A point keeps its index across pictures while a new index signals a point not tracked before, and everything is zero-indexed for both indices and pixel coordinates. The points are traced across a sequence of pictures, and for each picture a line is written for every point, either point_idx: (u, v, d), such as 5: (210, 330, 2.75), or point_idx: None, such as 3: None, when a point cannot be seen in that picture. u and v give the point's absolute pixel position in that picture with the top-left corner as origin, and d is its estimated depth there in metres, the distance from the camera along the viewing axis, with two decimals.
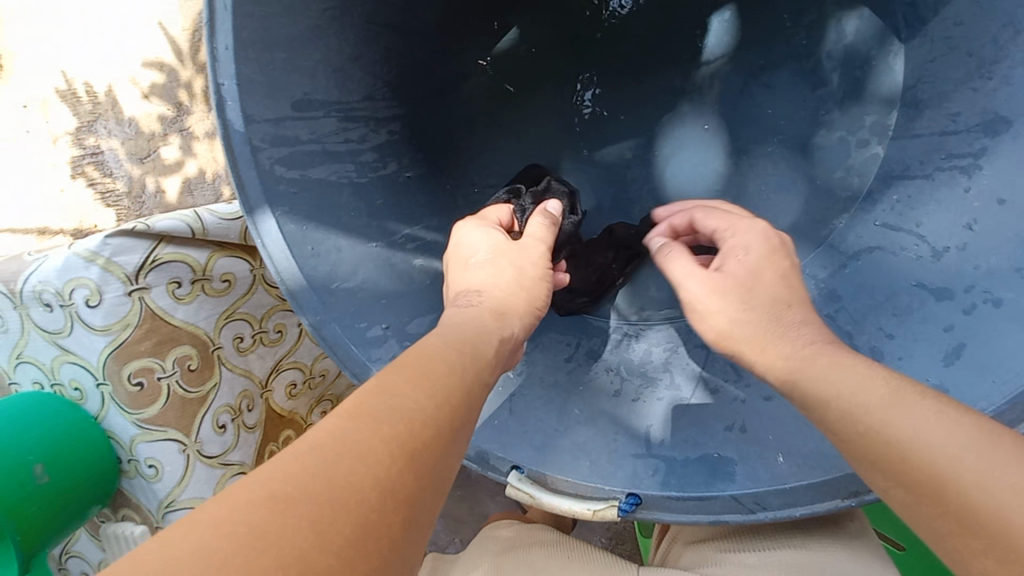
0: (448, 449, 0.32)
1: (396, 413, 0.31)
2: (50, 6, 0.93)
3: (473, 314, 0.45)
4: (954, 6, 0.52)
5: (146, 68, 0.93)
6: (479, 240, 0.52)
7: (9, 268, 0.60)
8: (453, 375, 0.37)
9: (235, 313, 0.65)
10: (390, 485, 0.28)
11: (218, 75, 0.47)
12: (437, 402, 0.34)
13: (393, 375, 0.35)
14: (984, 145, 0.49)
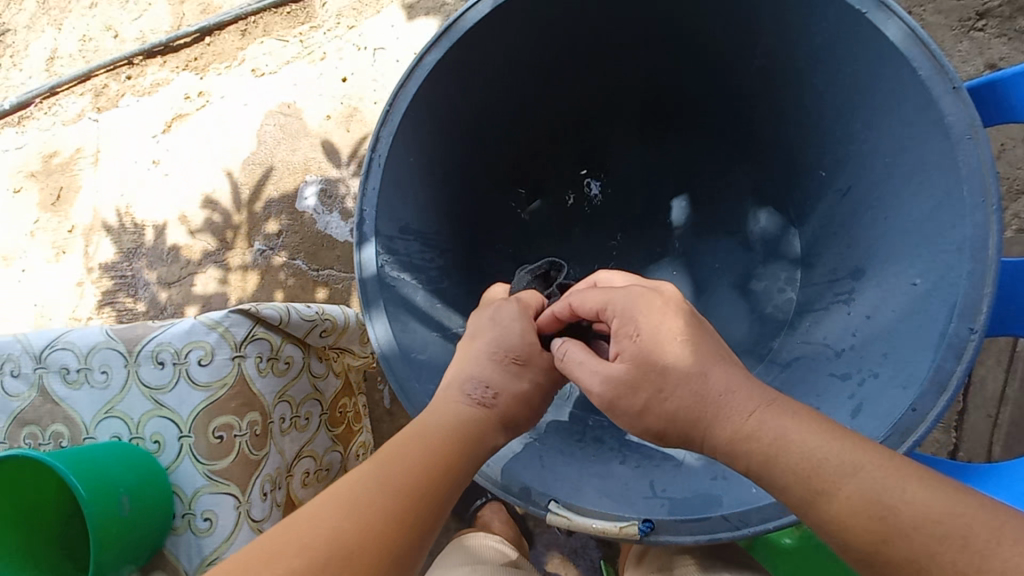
0: (416, 538, 0.48)
1: (379, 529, 0.46)
2: (135, 186, 1.74)
3: (471, 406, 0.58)
4: (821, 206, 0.81)
5: (202, 218, 1.69)
6: (513, 331, 0.63)
7: (134, 331, 0.73)
8: (430, 475, 0.51)
9: (287, 394, 0.78)
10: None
11: (363, 204, 0.71)
12: (411, 502, 0.49)
13: (389, 469, 0.50)
14: (853, 287, 0.74)
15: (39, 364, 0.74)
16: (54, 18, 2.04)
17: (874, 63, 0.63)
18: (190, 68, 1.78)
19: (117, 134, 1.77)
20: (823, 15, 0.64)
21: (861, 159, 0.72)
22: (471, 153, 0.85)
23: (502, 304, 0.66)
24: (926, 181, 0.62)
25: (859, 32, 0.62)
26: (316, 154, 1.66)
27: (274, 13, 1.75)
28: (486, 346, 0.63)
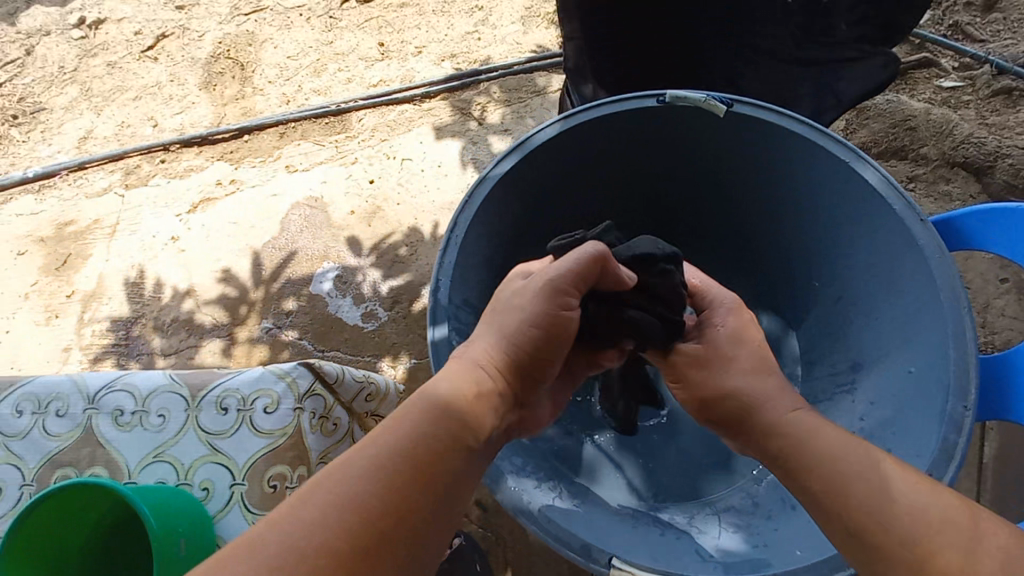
0: (389, 513, 0.52)
1: (303, 545, 0.48)
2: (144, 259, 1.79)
3: (442, 386, 0.64)
4: (815, 312, 0.96)
5: (211, 297, 1.73)
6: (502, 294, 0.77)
7: (199, 377, 0.75)
8: (399, 455, 0.56)
9: (328, 455, 0.75)
10: (339, 553, 0.48)
11: (439, 274, 0.80)
12: (382, 482, 0.53)
13: (361, 454, 0.55)
14: (852, 379, 0.86)
15: (90, 405, 0.74)
16: (97, 104, 2.22)
17: (853, 199, 0.81)
18: (225, 158, 1.94)
19: (140, 209, 1.86)
20: (809, 162, 0.84)
21: (846, 272, 0.88)
22: (520, 245, 0.98)
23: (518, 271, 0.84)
24: (905, 290, 0.77)
25: (839, 176, 0.81)
26: (337, 244, 1.78)
27: (314, 122, 1.98)
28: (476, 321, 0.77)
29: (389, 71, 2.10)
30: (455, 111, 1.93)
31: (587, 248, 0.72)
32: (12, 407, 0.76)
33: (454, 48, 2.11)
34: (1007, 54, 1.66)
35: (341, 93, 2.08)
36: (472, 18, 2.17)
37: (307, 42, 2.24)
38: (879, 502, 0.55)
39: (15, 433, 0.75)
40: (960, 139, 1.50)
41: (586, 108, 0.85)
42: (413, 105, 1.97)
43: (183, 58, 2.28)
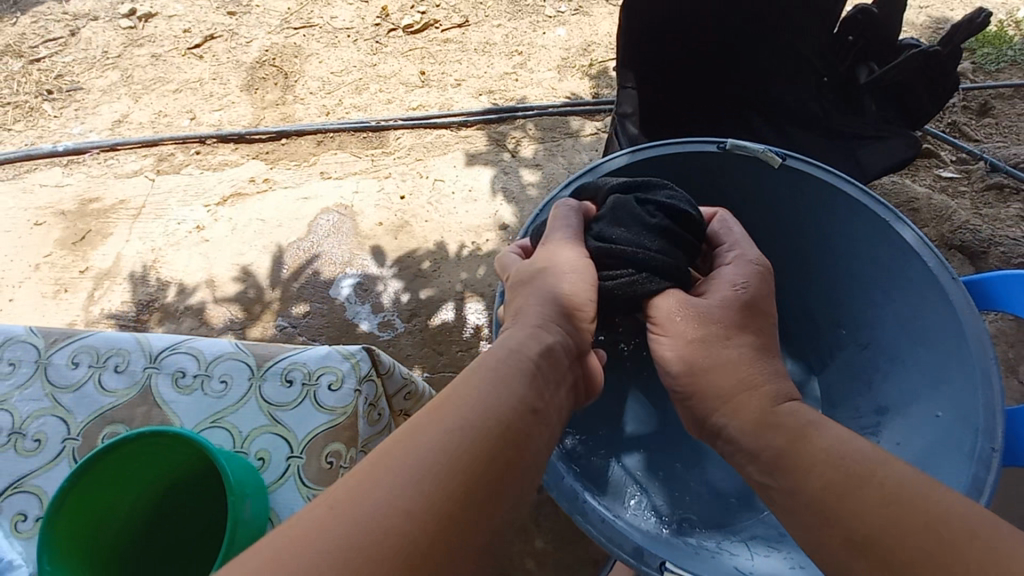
0: (468, 482, 0.51)
1: (384, 514, 0.46)
2: (164, 244, 1.79)
3: (495, 362, 0.65)
4: (841, 359, 1.02)
5: (228, 288, 1.73)
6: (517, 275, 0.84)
7: (265, 348, 0.77)
8: (466, 426, 0.55)
9: (368, 445, 0.75)
10: (425, 522, 0.47)
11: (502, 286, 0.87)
12: (453, 452, 0.52)
13: (425, 428, 0.54)
14: (878, 422, 0.92)
15: (152, 364, 0.75)
16: (135, 92, 2.25)
17: (889, 256, 0.88)
18: (261, 158, 1.98)
19: (168, 196, 1.88)
20: (850, 218, 0.91)
21: (874, 322, 0.95)
22: None
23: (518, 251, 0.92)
24: (932, 342, 0.83)
25: (878, 233, 0.88)
26: (361, 253, 1.80)
27: (351, 135, 2.04)
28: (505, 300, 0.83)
29: (428, 98, 2.19)
30: (490, 142, 2.02)
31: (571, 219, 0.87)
32: (68, 357, 0.75)
33: (492, 85, 2.22)
34: (1000, 155, 1.83)
35: (380, 112, 2.16)
36: (511, 60, 2.30)
37: (351, 61, 2.33)
38: (883, 530, 0.55)
39: (67, 384, 0.74)
40: (958, 225, 1.64)
41: (652, 145, 0.93)
42: (450, 131, 2.05)
43: (227, 60, 2.34)
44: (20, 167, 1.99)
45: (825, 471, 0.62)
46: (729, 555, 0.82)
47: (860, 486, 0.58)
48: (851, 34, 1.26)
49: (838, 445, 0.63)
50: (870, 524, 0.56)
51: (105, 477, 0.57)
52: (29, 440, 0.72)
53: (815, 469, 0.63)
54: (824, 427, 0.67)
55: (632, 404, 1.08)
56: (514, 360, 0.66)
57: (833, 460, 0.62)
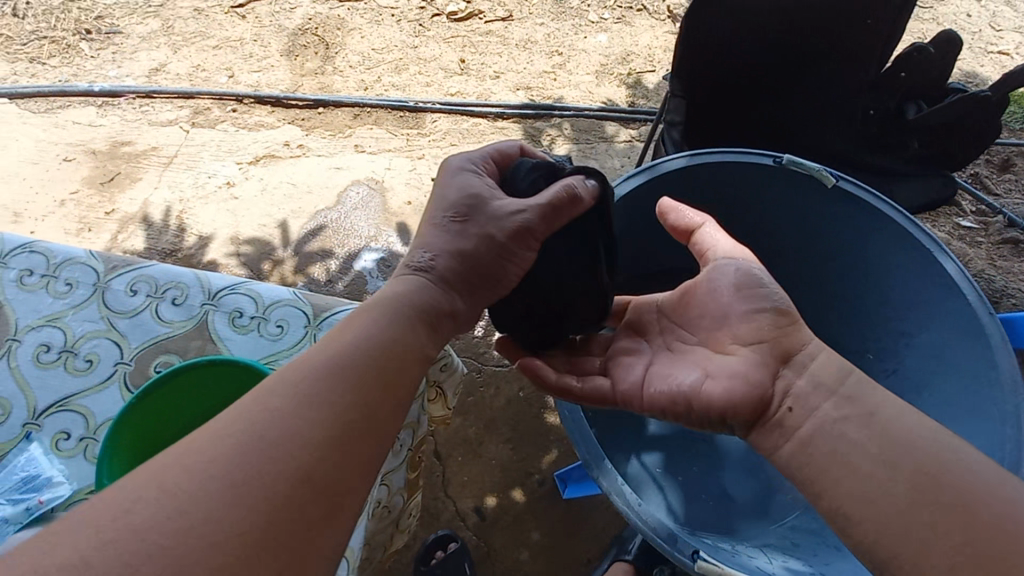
0: (359, 426, 0.49)
1: (263, 453, 0.45)
2: (191, 195, 1.80)
3: (384, 301, 0.61)
4: None
5: (250, 247, 1.73)
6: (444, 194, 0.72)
7: (321, 299, 0.78)
8: (351, 365, 0.52)
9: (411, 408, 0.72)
10: (304, 466, 0.45)
11: None
12: (337, 390, 0.50)
13: (305, 367, 0.51)
14: None
15: (210, 301, 0.75)
16: (174, 42, 2.23)
17: (928, 286, 0.90)
18: (297, 124, 1.99)
19: (202, 149, 1.90)
20: (893, 246, 0.92)
21: (906, 350, 0.97)
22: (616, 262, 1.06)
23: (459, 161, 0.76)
24: (963, 375, 0.86)
25: (920, 264, 0.89)
26: (387, 229, 1.80)
27: (388, 113, 2.05)
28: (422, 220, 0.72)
29: (466, 86, 2.17)
30: (525, 136, 2.04)
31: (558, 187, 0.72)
32: (126, 285, 0.76)
33: (531, 81, 2.20)
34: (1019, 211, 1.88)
35: (419, 93, 2.14)
36: (551, 60, 2.26)
37: (394, 41, 2.29)
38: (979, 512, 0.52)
39: (124, 310, 0.74)
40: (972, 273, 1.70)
41: (712, 153, 0.92)
42: (486, 121, 2.07)
43: (270, 23, 2.30)
44: (53, 102, 2.01)
45: (902, 446, 0.58)
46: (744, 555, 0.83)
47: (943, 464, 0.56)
48: (903, 72, 1.27)
49: (905, 417, 0.60)
50: (956, 509, 0.53)
51: (163, 401, 0.59)
52: (82, 360, 0.72)
53: (886, 441, 0.59)
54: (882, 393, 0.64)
55: None
56: (405, 300, 0.61)
57: (905, 435, 0.59)
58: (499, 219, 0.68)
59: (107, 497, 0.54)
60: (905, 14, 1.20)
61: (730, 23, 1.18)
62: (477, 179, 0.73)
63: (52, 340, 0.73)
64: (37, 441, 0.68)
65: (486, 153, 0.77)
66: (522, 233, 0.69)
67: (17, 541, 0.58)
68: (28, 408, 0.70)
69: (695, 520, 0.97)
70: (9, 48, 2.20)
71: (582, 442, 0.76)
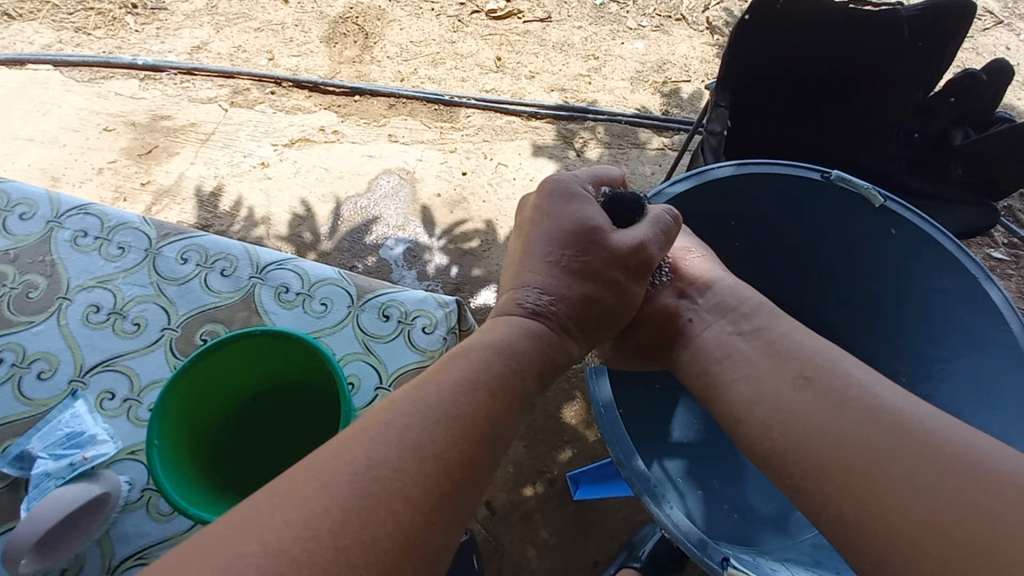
0: (465, 452, 0.50)
1: (388, 488, 0.45)
2: (226, 173, 1.83)
3: (491, 338, 0.63)
4: None
5: (280, 228, 1.76)
6: (553, 223, 0.76)
7: (365, 281, 0.78)
8: (461, 404, 0.53)
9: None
10: (425, 496, 0.46)
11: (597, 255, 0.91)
12: (447, 426, 0.51)
13: (418, 404, 0.52)
14: None
15: (258, 275, 0.77)
16: (217, 22, 2.26)
17: (969, 313, 0.89)
18: (333, 110, 2.01)
19: (239, 128, 1.93)
20: (935, 270, 0.91)
21: (941, 375, 0.96)
22: None
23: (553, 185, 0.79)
24: (1000, 405, 0.85)
25: (961, 289, 0.88)
26: (415, 219, 1.81)
27: (423, 105, 2.06)
28: (536, 251, 0.75)
29: (501, 83, 2.16)
30: (558, 137, 2.04)
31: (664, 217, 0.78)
32: (177, 253, 0.77)
33: (566, 83, 2.19)
34: None
35: (454, 88, 2.14)
36: (587, 63, 2.25)
37: (432, 35, 2.28)
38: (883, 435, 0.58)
39: (174, 277, 0.76)
40: None
41: (763, 162, 0.92)
42: (520, 119, 2.07)
43: (311, 9, 2.30)
44: (97, 72, 2.05)
45: (871, 416, 0.60)
46: (761, 563, 0.81)
47: (853, 399, 0.62)
48: (952, 96, 1.28)
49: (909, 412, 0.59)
50: (961, 504, 0.51)
51: (213, 367, 0.59)
52: (130, 323, 0.73)
53: (871, 421, 0.59)
54: (799, 342, 0.72)
55: (680, 411, 1.11)
56: (522, 335, 0.65)
57: (873, 406, 0.61)
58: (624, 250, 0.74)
59: (159, 457, 0.52)
60: (960, 29, 1.17)
61: (775, 36, 1.18)
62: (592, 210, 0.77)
63: (102, 301, 0.74)
64: (81, 398, 0.69)
65: (592, 182, 0.82)
66: (638, 261, 0.76)
67: (54, 504, 0.56)
68: (75, 365, 0.71)
69: (716, 529, 0.95)
70: (56, 17, 2.23)
71: (616, 442, 0.75)
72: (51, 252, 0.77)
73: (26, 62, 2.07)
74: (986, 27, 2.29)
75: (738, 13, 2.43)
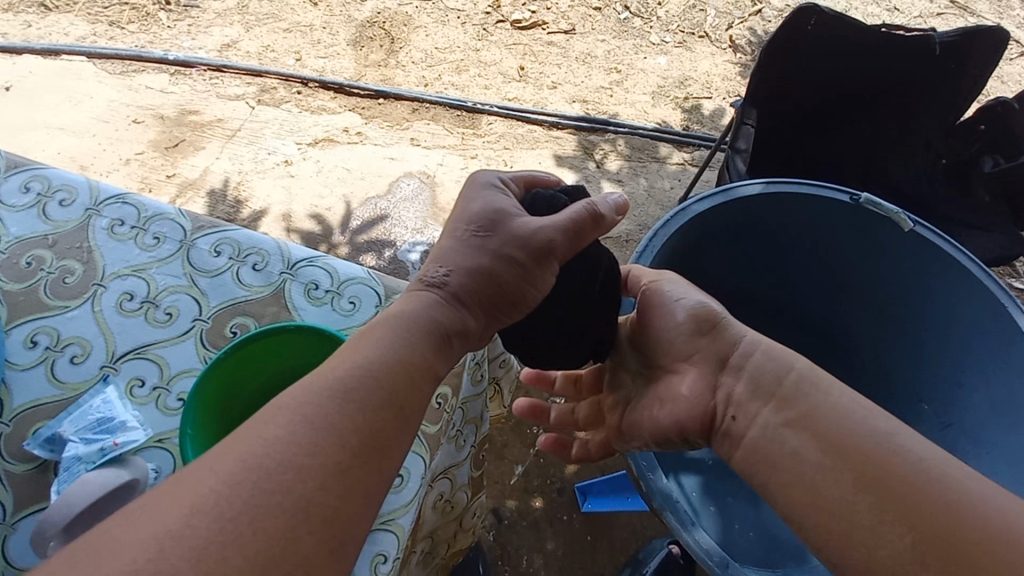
0: (390, 437, 0.47)
1: (289, 472, 0.40)
2: (249, 168, 1.86)
3: (424, 319, 0.56)
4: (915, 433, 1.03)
5: (299, 225, 1.77)
6: (471, 214, 0.63)
7: (393, 282, 0.79)
8: (393, 386, 0.49)
9: (466, 405, 0.77)
10: (332, 488, 0.42)
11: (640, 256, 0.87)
12: (376, 408, 0.47)
13: (340, 377, 0.47)
14: None
15: (289, 271, 0.77)
16: (248, 21, 2.29)
17: (997, 342, 0.88)
18: (357, 112, 2.03)
19: (265, 126, 1.96)
20: (961, 296, 0.91)
21: (964, 404, 0.95)
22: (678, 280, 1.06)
23: (481, 182, 0.67)
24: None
25: (990, 316, 0.87)
26: (434, 223, 1.82)
27: (446, 110, 2.08)
28: (447, 239, 0.63)
29: (524, 92, 2.18)
30: (579, 148, 2.06)
31: (588, 228, 0.62)
32: (211, 245, 0.78)
33: (588, 94, 2.20)
34: None
35: (477, 94, 2.16)
36: (609, 76, 2.27)
37: (457, 42, 2.30)
38: (975, 569, 0.45)
39: (207, 269, 0.77)
40: None
41: (786, 182, 0.93)
42: (541, 128, 2.08)
43: (340, 12, 2.33)
44: (128, 65, 2.09)
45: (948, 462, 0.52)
46: None
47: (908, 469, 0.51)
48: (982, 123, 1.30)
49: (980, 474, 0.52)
50: None
51: (236, 358, 0.59)
52: (162, 312, 0.74)
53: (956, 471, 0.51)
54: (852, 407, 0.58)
55: None
56: (433, 330, 0.55)
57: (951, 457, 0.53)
58: (527, 233, 0.60)
59: (191, 444, 0.54)
60: (982, 73, 1.19)
61: (802, 67, 1.20)
62: (511, 210, 0.63)
63: (136, 289, 0.75)
64: (112, 383, 0.69)
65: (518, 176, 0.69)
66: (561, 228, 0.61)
67: (85, 488, 0.57)
68: (107, 352, 0.72)
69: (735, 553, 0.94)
70: (91, 10, 2.28)
71: (638, 453, 0.76)
72: (87, 239, 0.78)
73: (60, 53, 2.11)
74: (1013, 56, 2.28)
75: (762, 32, 2.44)
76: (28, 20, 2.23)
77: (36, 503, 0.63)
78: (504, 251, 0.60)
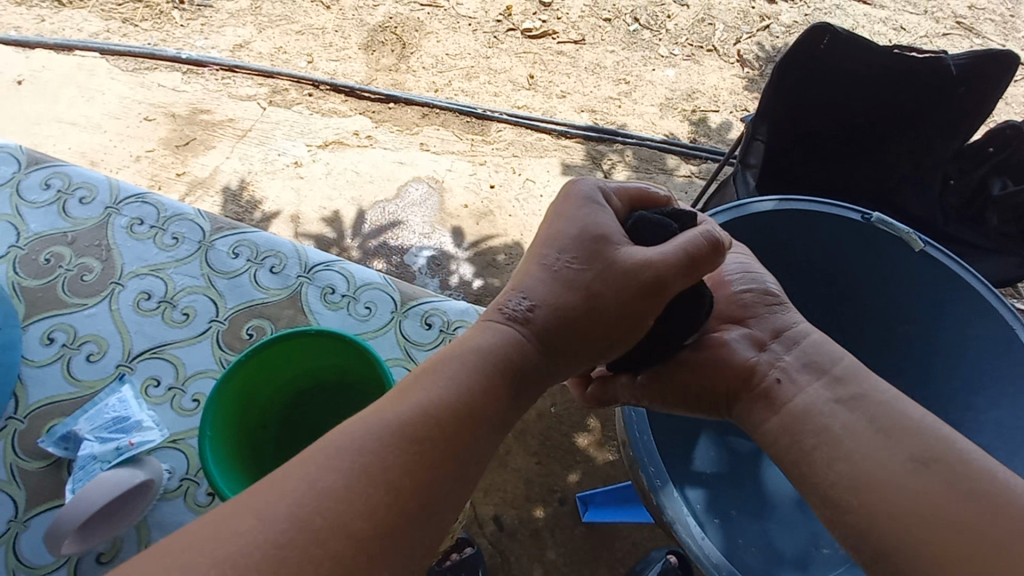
0: (432, 471, 0.45)
1: (320, 500, 0.41)
2: (259, 168, 1.86)
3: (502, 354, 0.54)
4: None
5: (307, 227, 1.78)
6: (571, 236, 0.60)
7: (409, 288, 0.79)
8: (442, 424, 0.47)
9: None
10: (362, 522, 0.41)
11: None
12: (419, 447, 0.45)
13: (403, 422, 0.46)
14: None
15: (306, 274, 0.78)
16: (261, 22, 2.30)
17: (1004, 365, 0.89)
18: (368, 115, 2.04)
19: (275, 127, 1.96)
20: (973, 318, 0.92)
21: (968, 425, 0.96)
22: None
23: (580, 195, 0.63)
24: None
25: (1001, 341, 0.88)
26: (441, 229, 1.83)
27: (455, 116, 2.09)
28: (542, 259, 0.60)
29: (533, 101, 2.19)
30: (587, 157, 2.07)
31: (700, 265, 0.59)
32: (229, 246, 0.79)
33: (596, 104, 2.22)
34: None
35: (487, 101, 2.17)
36: (618, 87, 2.28)
37: (468, 49, 2.32)
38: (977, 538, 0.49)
39: (225, 270, 0.77)
40: None
41: (805, 199, 0.94)
42: (550, 137, 2.10)
43: (352, 16, 2.35)
44: (141, 63, 2.10)
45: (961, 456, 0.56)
46: None
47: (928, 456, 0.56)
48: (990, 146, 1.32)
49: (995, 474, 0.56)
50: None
51: (259, 359, 0.60)
52: (179, 312, 0.74)
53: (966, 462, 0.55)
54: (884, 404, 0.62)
55: (704, 442, 1.11)
56: (519, 371, 0.54)
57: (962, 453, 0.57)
58: (634, 265, 0.57)
59: (209, 447, 0.53)
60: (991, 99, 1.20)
61: (814, 85, 1.22)
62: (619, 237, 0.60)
63: (153, 288, 0.76)
64: (128, 381, 0.70)
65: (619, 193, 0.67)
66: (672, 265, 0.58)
67: (101, 488, 0.57)
68: (124, 350, 0.72)
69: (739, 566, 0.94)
70: (105, 6, 2.29)
71: (649, 465, 0.75)
72: (107, 237, 0.79)
73: (73, 48, 2.12)
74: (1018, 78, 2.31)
75: (770, 47, 2.46)
76: (42, 14, 2.24)
77: (49, 500, 0.64)
78: (608, 284, 0.57)
